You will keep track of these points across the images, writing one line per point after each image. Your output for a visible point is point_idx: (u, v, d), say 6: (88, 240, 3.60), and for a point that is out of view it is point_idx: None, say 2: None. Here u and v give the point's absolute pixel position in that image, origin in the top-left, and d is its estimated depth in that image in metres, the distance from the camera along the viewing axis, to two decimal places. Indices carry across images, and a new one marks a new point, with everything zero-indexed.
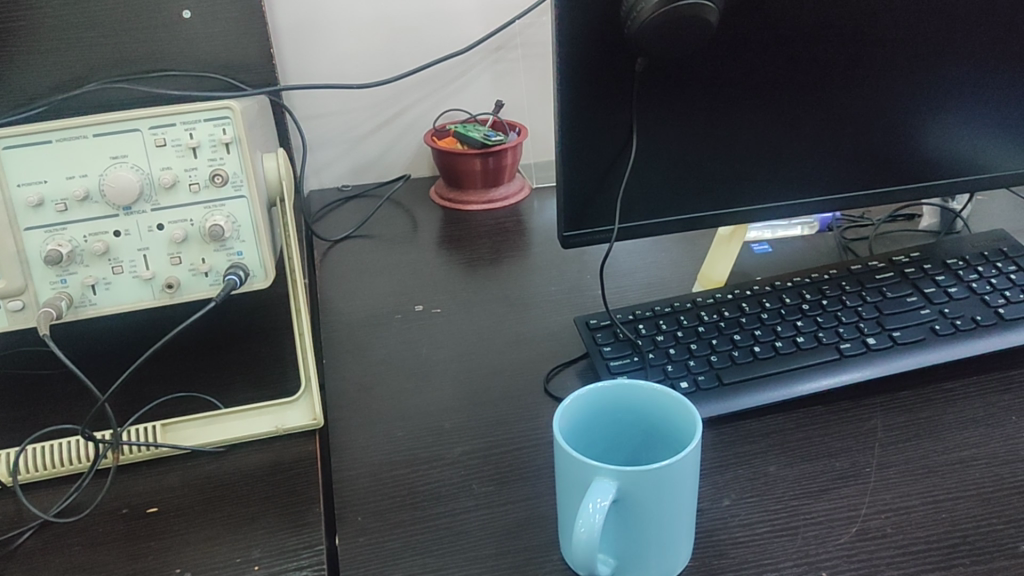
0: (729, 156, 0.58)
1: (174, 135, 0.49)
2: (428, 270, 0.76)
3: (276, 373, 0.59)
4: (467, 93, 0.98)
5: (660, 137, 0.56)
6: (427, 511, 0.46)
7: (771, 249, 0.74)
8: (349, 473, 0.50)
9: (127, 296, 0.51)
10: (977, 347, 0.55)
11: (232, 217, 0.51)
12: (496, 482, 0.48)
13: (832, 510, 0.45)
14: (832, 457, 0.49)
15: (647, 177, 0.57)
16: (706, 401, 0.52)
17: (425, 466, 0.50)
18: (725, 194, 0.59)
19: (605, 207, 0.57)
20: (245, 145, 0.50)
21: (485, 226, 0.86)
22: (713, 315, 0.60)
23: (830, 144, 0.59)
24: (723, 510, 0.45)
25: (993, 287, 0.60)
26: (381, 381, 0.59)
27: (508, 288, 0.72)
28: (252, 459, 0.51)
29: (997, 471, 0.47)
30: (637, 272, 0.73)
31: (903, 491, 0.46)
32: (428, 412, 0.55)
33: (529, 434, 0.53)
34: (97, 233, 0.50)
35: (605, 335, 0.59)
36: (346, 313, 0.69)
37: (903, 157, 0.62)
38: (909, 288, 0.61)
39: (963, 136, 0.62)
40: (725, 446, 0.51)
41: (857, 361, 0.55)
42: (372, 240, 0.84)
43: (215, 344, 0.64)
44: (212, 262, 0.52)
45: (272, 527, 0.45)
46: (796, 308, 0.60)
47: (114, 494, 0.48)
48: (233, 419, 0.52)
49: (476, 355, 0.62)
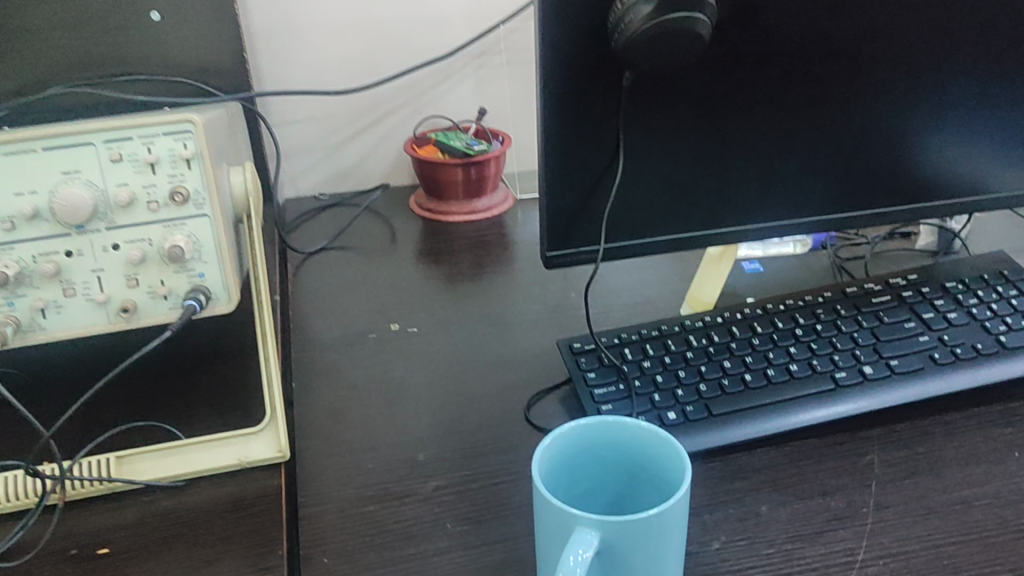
0: (719, 172, 0.55)
1: (131, 150, 0.45)
2: (406, 287, 0.73)
3: (241, 399, 0.56)
4: (448, 99, 0.96)
5: (649, 154, 0.53)
6: (399, 551, 0.44)
7: (762, 268, 0.71)
8: (315, 509, 0.47)
9: (79, 320, 0.49)
10: (978, 378, 0.53)
11: (194, 236, 0.48)
12: (471, 520, 0.46)
13: (828, 556, 0.42)
14: (827, 496, 0.46)
15: (634, 195, 0.54)
16: (694, 433, 0.50)
17: (397, 502, 0.47)
18: (716, 213, 0.57)
19: (589, 226, 0.54)
20: (207, 160, 0.47)
21: (466, 239, 0.83)
22: (702, 340, 0.57)
23: (825, 162, 0.57)
24: (711, 554, 0.43)
25: (994, 313, 0.58)
26: (354, 408, 0.56)
27: (488, 307, 0.69)
28: (212, 494, 0.48)
29: (1001, 512, 0.45)
30: (624, 292, 0.70)
31: (901, 535, 0.44)
32: (401, 442, 0.52)
33: (507, 468, 0.50)
34: (46, 253, 0.47)
35: (589, 361, 0.56)
36: (318, 332, 0.66)
37: (901, 176, 0.59)
38: (906, 313, 0.58)
39: (962, 154, 0.59)
40: (714, 482, 0.48)
41: (852, 392, 0.52)
42: (349, 252, 0.81)
43: (179, 364, 0.61)
44: (171, 284, 0.49)
45: (232, 571, 0.42)
46: (788, 334, 0.57)
47: (62, 532, 0.45)
48: (193, 451, 0.49)
49: (453, 380, 0.59)
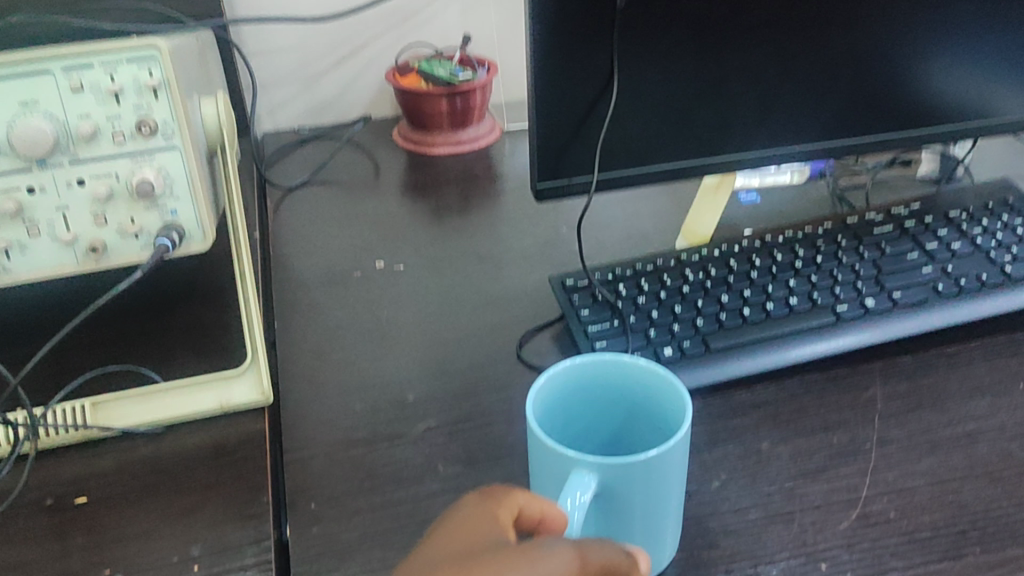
0: (717, 98, 0.52)
1: (92, 79, 0.42)
2: (392, 222, 0.71)
3: (221, 341, 0.54)
4: (432, 26, 0.92)
5: (643, 78, 0.50)
6: (389, 496, 0.42)
7: (759, 199, 0.69)
8: (301, 453, 0.45)
9: (46, 260, 0.46)
10: (983, 310, 0.51)
11: (164, 170, 0.45)
12: (464, 462, 0.44)
13: (831, 493, 0.41)
14: (829, 432, 0.45)
15: (629, 123, 0.52)
16: (691, 370, 0.48)
17: (386, 444, 0.46)
18: (714, 141, 0.54)
19: (582, 155, 0.52)
20: (175, 89, 0.44)
21: (453, 172, 0.80)
22: (699, 274, 0.55)
23: (827, 86, 0.54)
24: (712, 493, 0.42)
25: (999, 243, 0.56)
26: (340, 348, 0.54)
27: (477, 242, 0.67)
28: (193, 440, 0.46)
29: (1007, 446, 0.43)
30: (617, 225, 0.68)
31: (905, 471, 0.42)
32: (390, 382, 0.51)
33: (499, 407, 0.48)
34: (7, 191, 0.44)
35: (582, 297, 0.54)
36: (301, 270, 0.64)
37: (906, 100, 0.57)
38: (909, 243, 0.56)
39: (969, 76, 0.57)
40: (713, 419, 0.47)
41: (854, 326, 0.51)
42: (331, 187, 0.78)
43: (156, 305, 0.59)
44: (142, 222, 0.46)
45: (215, 519, 0.40)
46: (788, 266, 0.55)
47: (37, 482, 0.43)
48: (171, 395, 0.47)
49: (442, 318, 0.57)
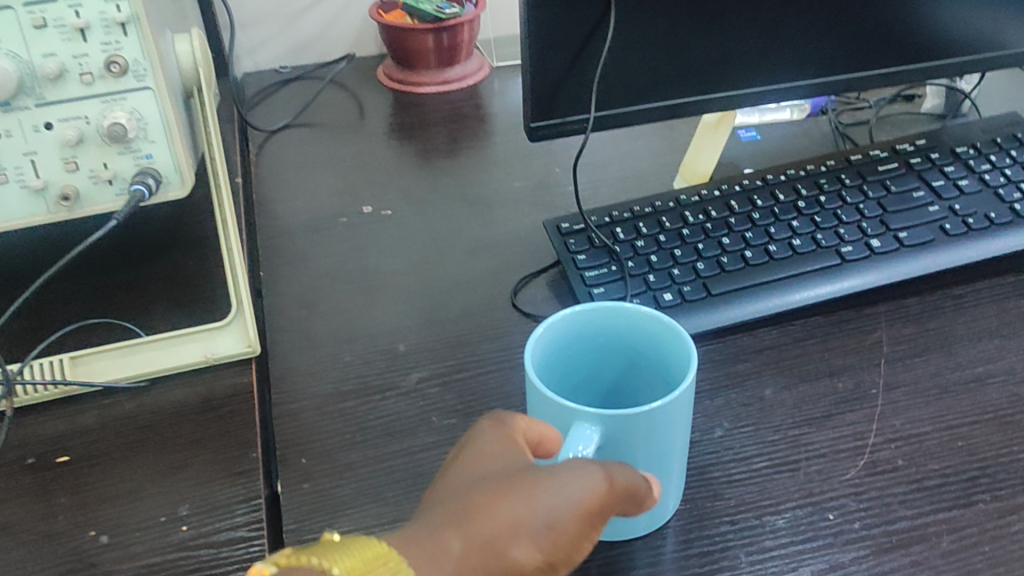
0: (717, 30, 0.50)
1: (55, 14, 0.40)
2: (378, 165, 0.69)
3: (205, 291, 0.52)
4: None
5: (640, 9, 0.48)
6: (382, 449, 0.41)
7: (759, 137, 0.67)
8: (290, 406, 0.44)
9: (15, 210, 0.44)
10: (991, 250, 0.50)
11: (137, 112, 0.43)
12: (459, 413, 0.43)
13: (838, 440, 0.40)
14: (834, 377, 0.44)
15: (625, 58, 0.50)
16: (692, 316, 0.47)
17: (378, 396, 0.44)
18: (714, 77, 0.52)
19: (577, 93, 0.50)
20: (145, 24, 0.41)
21: (440, 112, 0.78)
22: (699, 216, 0.53)
23: (831, 17, 0.52)
24: (715, 442, 0.41)
25: (1008, 179, 0.54)
26: (328, 297, 0.52)
27: (467, 184, 0.65)
28: (178, 394, 0.44)
29: (1017, 390, 0.42)
30: (612, 165, 0.65)
31: (913, 417, 0.41)
32: (380, 331, 0.49)
33: (494, 356, 0.47)
34: None
35: (578, 241, 0.52)
36: (286, 216, 0.62)
37: (913, 31, 0.54)
38: (915, 181, 0.54)
39: (978, 6, 0.55)
40: (714, 366, 0.45)
41: (859, 268, 0.49)
42: (315, 129, 0.76)
43: (135, 255, 0.56)
44: (116, 167, 0.44)
45: (203, 476, 0.39)
46: (790, 207, 0.53)
47: (17, 441, 0.42)
48: (153, 348, 0.45)
49: (433, 265, 0.55)
